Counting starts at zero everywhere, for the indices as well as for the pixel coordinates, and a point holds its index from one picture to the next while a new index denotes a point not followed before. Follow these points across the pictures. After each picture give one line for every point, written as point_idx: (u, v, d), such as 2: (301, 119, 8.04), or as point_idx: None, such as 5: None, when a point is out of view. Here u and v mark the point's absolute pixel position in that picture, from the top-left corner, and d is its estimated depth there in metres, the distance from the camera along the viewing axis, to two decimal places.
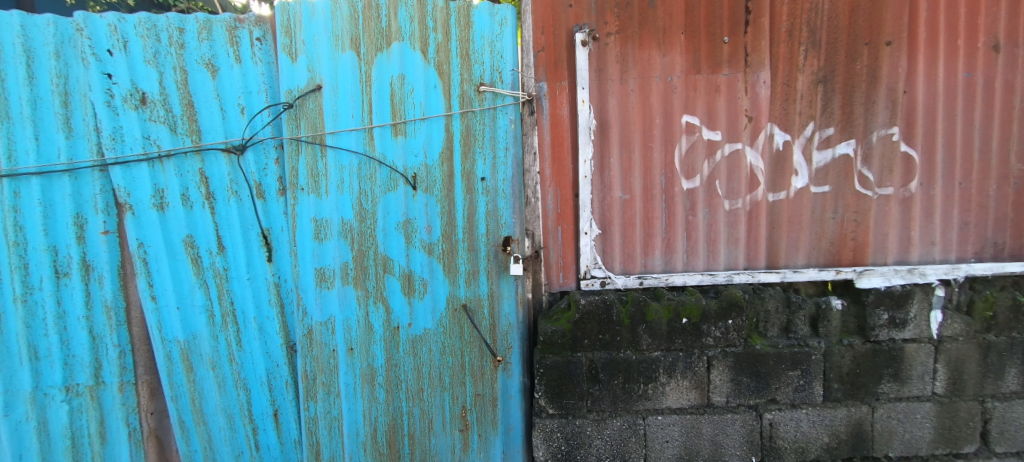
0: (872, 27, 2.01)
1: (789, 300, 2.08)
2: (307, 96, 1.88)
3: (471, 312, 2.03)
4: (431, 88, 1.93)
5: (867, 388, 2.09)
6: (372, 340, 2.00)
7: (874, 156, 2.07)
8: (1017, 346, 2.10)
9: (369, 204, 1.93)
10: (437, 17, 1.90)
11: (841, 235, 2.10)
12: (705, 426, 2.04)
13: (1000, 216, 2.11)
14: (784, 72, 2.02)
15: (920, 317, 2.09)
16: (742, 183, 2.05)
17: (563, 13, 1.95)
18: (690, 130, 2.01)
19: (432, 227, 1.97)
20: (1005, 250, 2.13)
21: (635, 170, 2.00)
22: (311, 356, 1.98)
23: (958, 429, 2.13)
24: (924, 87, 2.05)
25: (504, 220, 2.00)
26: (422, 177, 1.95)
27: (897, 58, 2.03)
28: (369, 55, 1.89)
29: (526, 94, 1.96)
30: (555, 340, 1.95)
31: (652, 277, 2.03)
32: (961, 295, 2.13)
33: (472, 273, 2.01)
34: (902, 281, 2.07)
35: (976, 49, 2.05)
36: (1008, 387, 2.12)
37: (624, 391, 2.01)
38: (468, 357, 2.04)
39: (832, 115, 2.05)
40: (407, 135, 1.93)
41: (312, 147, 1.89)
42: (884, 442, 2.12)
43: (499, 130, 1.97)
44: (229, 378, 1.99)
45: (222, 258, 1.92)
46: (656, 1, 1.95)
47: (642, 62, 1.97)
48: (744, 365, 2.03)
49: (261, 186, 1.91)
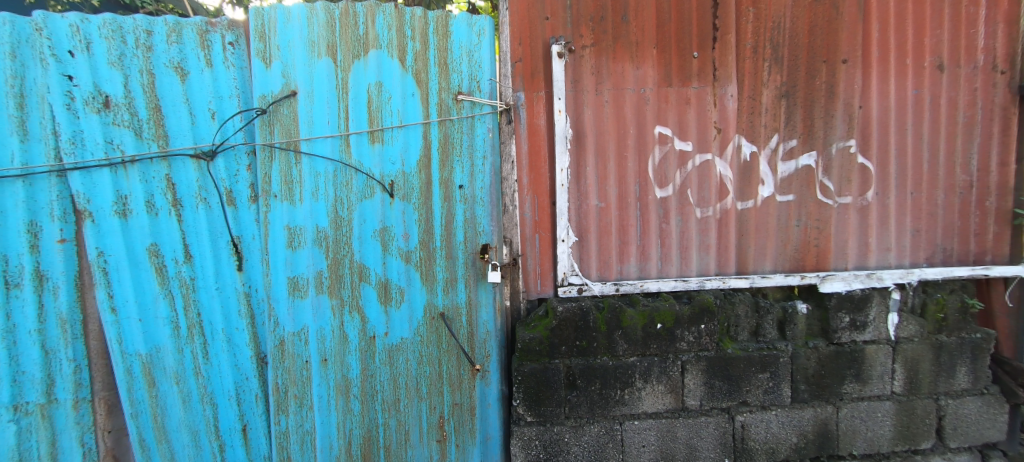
0: (829, 46, 2.13)
1: (758, 305, 2.15)
2: (281, 102, 1.85)
3: (449, 321, 2.01)
4: (409, 96, 1.93)
5: (832, 389, 2.18)
6: (347, 351, 1.96)
7: (834, 167, 2.19)
8: (966, 345, 2.23)
9: (345, 212, 1.91)
10: (415, 26, 1.91)
11: (805, 242, 2.20)
12: (680, 430, 2.08)
13: (948, 224, 2.26)
14: (749, 86, 2.11)
15: (879, 320, 2.20)
16: (712, 192, 2.12)
17: (540, 25, 1.99)
18: (663, 141, 2.08)
19: (409, 235, 1.95)
20: (953, 256, 2.28)
21: (610, 179, 2.05)
22: (283, 368, 1.93)
23: (915, 426, 2.24)
24: (877, 102, 2.18)
25: (482, 228, 2.01)
26: (399, 185, 1.94)
27: (852, 75, 2.16)
28: (346, 62, 1.88)
29: (504, 104, 1.99)
30: (533, 347, 1.96)
31: (628, 284, 2.06)
32: (915, 298, 2.25)
33: (450, 281, 2.00)
34: (861, 285, 2.17)
35: (923, 68, 2.20)
36: (959, 385, 2.25)
37: (602, 397, 2.03)
38: (445, 366, 2.03)
39: (794, 128, 2.16)
40: (385, 142, 1.92)
41: (286, 154, 1.86)
42: (849, 441, 2.21)
43: (477, 139, 1.98)
44: (195, 393, 1.91)
45: (189, 267, 1.85)
46: (628, 16, 2.02)
47: (616, 74, 2.03)
48: (717, 368, 2.08)
49: (231, 193, 1.86)
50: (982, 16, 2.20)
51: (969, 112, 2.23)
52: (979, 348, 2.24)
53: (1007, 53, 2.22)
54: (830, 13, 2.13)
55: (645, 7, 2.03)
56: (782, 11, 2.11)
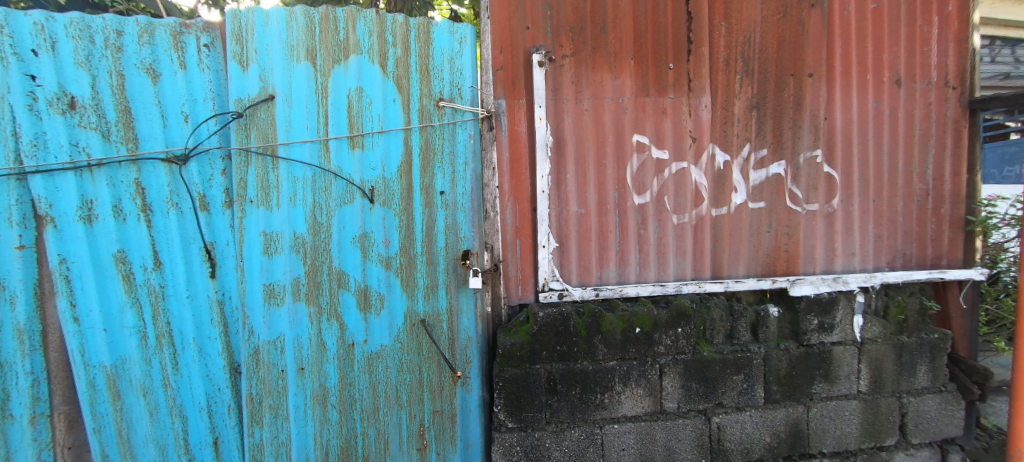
0: (796, 61, 2.24)
1: (732, 308, 2.21)
2: (258, 105, 1.81)
3: (430, 327, 2.00)
4: (389, 102, 1.92)
5: (802, 389, 2.25)
6: (325, 359, 1.92)
7: (802, 175, 2.28)
8: (925, 345, 2.34)
9: (324, 217, 1.88)
10: (396, 32, 1.91)
11: (776, 247, 2.28)
12: (658, 432, 2.11)
13: (907, 230, 2.38)
14: (722, 97, 2.19)
15: (845, 322, 2.29)
16: (688, 198, 2.18)
17: (520, 34, 2.02)
18: (641, 149, 2.13)
19: (389, 241, 1.94)
20: (912, 260, 2.40)
21: (590, 185, 2.08)
22: (257, 378, 1.87)
23: (881, 424, 2.33)
24: (841, 114, 2.30)
25: (463, 234, 2.01)
26: (379, 191, 1.92)
27: (818, 88, 2.26)
28: (326, 67, 1.86)
29: (485, 111, 2.00)
30: (514, 353, 1.97)
31: (608, 289, 2.09)
32: (879, 301, 2.36)
33: (431, 287, 1.99)
34: (828, 289, 2.26)
35: (883, 82, 2.32)
36: (919, 383, 2.36)
37: (582, 401, 2.05)
38: (426, 373, 2.01)
39: (765, 137, 2.24)
40: (365, 148, 1.90)
41: (262, 158, 1.82)
42: (819, 440, 2.29)
43: (459, 145, 1.99)
44: (163, 405, 1.83)
45: (159, 274, 1.78)
46: (607, 28, 2.08)
47: (595, 84, 2.08)
48: (693, 371, 2.13)
49: (204, 198, 1.81)
50: (934, 36, 2.36)
51: (925, 124, 2.37)
52: (937, 348, 2.36)
53: (957, 70, 2.38)
54: (796, 29, 2.23)
55: (622, 19, 2.08)
56: (752, 26, 2.20)
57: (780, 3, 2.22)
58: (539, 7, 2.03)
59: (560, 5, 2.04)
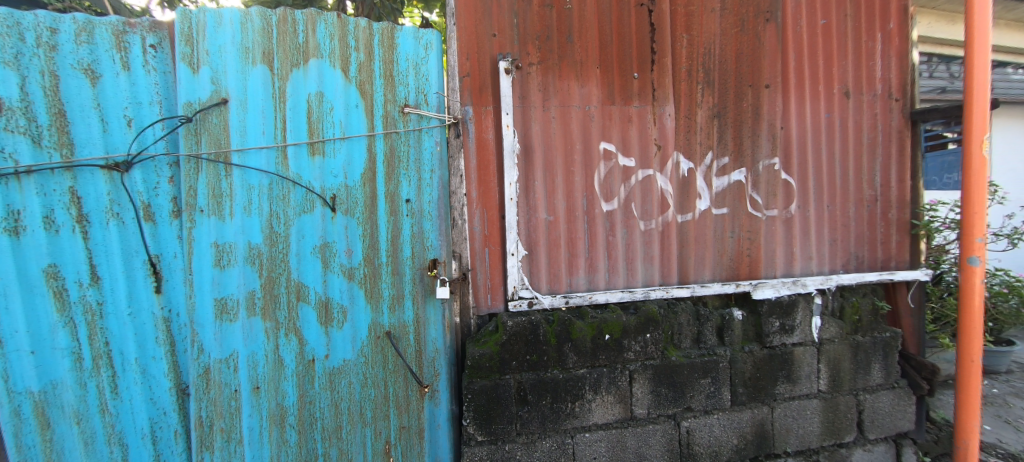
0: (753, 72, 2.32)
1: (699, 313, 2.24)
2: (210, 109, 1.72)
3: (396, 340, 1.94)
4: (352, 108, 1.87)
5: (766, 390, 2.31)
6: (282, 376, 1.82)
7: (761, 182, 2.35)
8: (878, 344, 2.45)
9: (281, 227, 1.80)
10: (359, 37, 1.87)
11: (738, 252, 2.34)
12: (629, 439, 2.11)
13: (859, 234, 2.50)
14: (685, 106, 2.25)
15: (805, 324, 2.36)
16: (654, 205, 2.21)
17: (486, 42, 2.01)
18: (608, 157, 2.15)
19: (352, 251, 1.87)
20: (864, 263, 2.52)
21: (558, 193, 2.08)
22: (207, 399, 1.75)
23: (840, 421, 2.41)
24: (796, 124, 2.39)
25: (430, 243, 1.96)
26: (341, 199, 1.85)
27: (775, 99, 2.36)
28: (284, 70, 1.79)
29: (452, 117, 1.97)
30: (483, 364, 1.92)
31: (577, 296, 2.08)
32: (835, 302, 2.46)
33: (397, 298, 1.93)
34: (788, 291, 2.33)
35: (833, 94, 2.44)
36: (874, 380, 2.47)
37: (553, 411, 2.02)
38: (392, 388, 1.94)
39: (726, 146, 2.31)
40: (326, 155, 1.84)
41: (214, 165, 1.73)
42: (783, 439, 2.34)
43: (424, 152, 1.95)
44: (100, 433, 1.69)
45: (96, 290, 1.65)
46: (573, 37, 2.10)
47: (562, 92, 2.09)
48: (662, 377, 2.14)
49: (149, 208, 1.69)
50: (878, 51, 2.50)
51: (872, 134, 2.50)
52: (889, 346, 2.47)
53: (899, 83, 2.53)
54: (753, 42, 2.32)
55: (588, 28, 2.11)
56: (712, 38, 2.28)
57: (737, 17, 2.30)
58: (505, 14, 2.02)
59: (526, 13, 2.05)
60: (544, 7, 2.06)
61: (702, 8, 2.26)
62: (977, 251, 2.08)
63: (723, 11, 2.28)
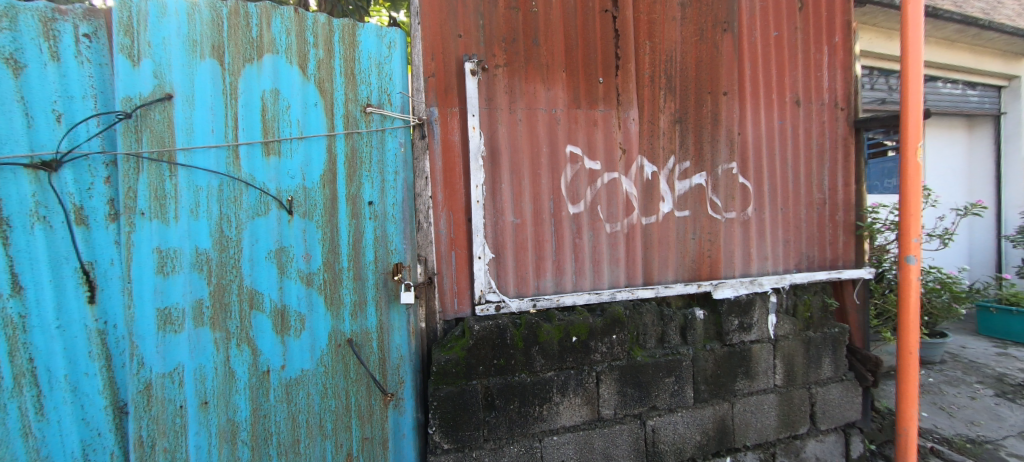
0: (712, 80, 2.40)
1: (663, 313, 2.28)
2: (152, 105, 1.60)
3: (358, 347, 1.87)
4: (310, 106, 1.79)
5: (726, 386, 2.38)
6: (234, 390, 1.72)
7: (720, 186, 2.43)
8: (828, 339, 2.58)
9: (232, 231, 1.70)
10: (318, 33, 1.80)
11: (700, 253, 2.40)
12: (596, 440, 2.12)
13: (810, 235, 2.63)
14: (648, 111, 2.29)
15: (762, 322, 2.45)
16: (620, 207, 2.24)
17: (452, 42, 1.97)
18: (574, 160, 2.16)
19: (310, 255, 1.79)
20: (815, 262, 2.65)
21: (525, 195, 2.07)
22: (148, 417, 1.62)
23: (794, 414, 2.52)
24: (752, 130, 2.49)
25: (394, 247, 1.91)
26: (299, 201, 1.77)
27: (732, 106, 2.44)
28: (235, 66, 1.70)
29: (416, 118, 1.92)
30: (449, 370, 1.88)
31: (545, 299, 2.07)
32: (789, 300, 2.56)
33: (359, 304, 1.86)
34: (746, 291, 2.41)
35: (785, 102, 2.56)
36: (825, 373, 2.59)
37: (521, 415, 2.00)
38: (354, 397, 1.87)
39: (687, 150, 2.37)
40: (282, 155, 1.75)
41: (157, 165, 1.61)
42: (743, 434, 2.41)
43: (388, 154, 1.89)
44: (22, 460, 1.53)
45: (18, 302, 1.50)
46: (539, 40, 2.10)
47: (529, 95, 2.08)
48: (628, 377, 2.17)
49: (82, 211, 1.55)
50: (825, 63, 2.65)
51: (821, 140, 2.64)
52: (838, 341, 2.61)
53: (844, 93, 2.69)
54: (711, 51, 2.40)
55: (554, 32, 2.12)
56: (673, 46, 2.33)
57: (697, 26, 2.37)
58: (471, 15, 2.00)
59: (492, 15, 2.03)
60: (509, 9, 2.05)
61: (663, 17, 2.31)
62: (914, 250, 2.22)
63: (683, 20, 2.35)
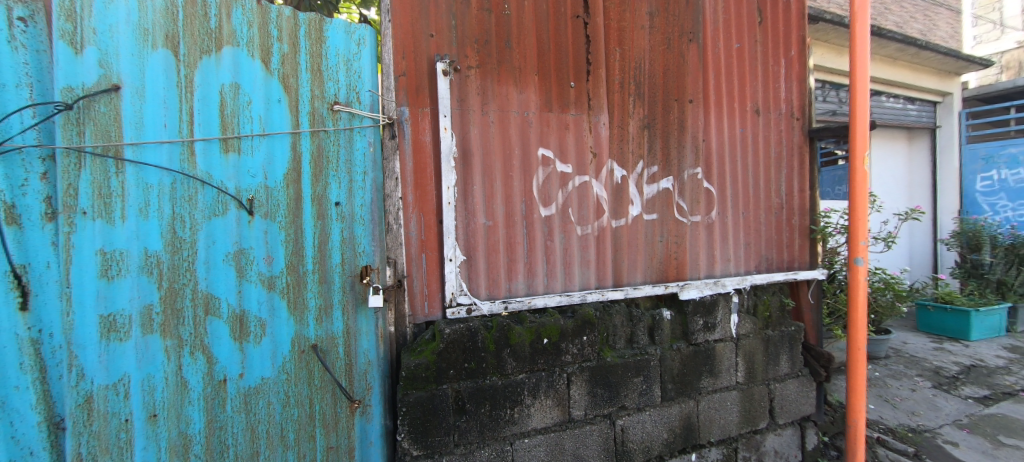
0: (679, 88, 2.47)
1: (632, 314, 2.31)
2: (97, 96, 1.49)
3: (323, 353, 1.81)
4: (274, 102, 1.72)
5: (692, 384, 2.44)
6: (186, 401, 1.61)
7: (686, 190, 2.50)
8: (785, 337, 2.69)
9: (186, 232, 1.60)
10: (283, 27, 1.73)
11: (667, 256, 2.46)
12: (567, 441, 2.12)
13: (769, 238, 2.74)
14: (618, 116, 2.33)
15: (725, 321, 2.53)
16: (590, 210, 2.26)
17: (424, 42, 1.93)
18: (546, 163, 2.16)
19: (272, 258, 1.72)
20: (774, 264, 2.77)
21: (497, 198, 2.06)
22: (88, 433, 1.49)
23: (755, 410, 2.62)
24: (716, 137, 2.57)
25: (362, 249, 1.86)
26: (260, 201, 1.70)
27: (697, 114, 2.52)
28: (191, 57, 1.61)
29: (386, 117, 1.88)
30: (419, 374, 1.84)
31: (516, 301, 2.06)
32: (750, 300, 2.66)
33: (324, 309, 1.80)
34: (710, 291, 2.49)
35: (746, 111, 2.67)
36: (783, 369, 2.71)
37: (491, 419, 1.98)
38: (318, 405, 1.80)
39: (655, 156, 2.42)
40: (242, 152, 1.67)
41: (102, 160, 1.49)
42: (707, 430, 2.48)
43: (356, 153, 1.84)
44: None
45: None
46: (512, 43, 2.09)
47: (501, 97, 2.07)
48: (598, 377, 2.19)
49: (13, 210, 1.42)
50: (782, 75, 2.78)
51: (779, 148, 2.77)
52: (795, 339, 2.73)
53: (799, 104, 2.84)
54: (678, 60, 2.47)
55: (526, 36, 2.12)
56: (642, 54, 2.38)
57: (664, 35, 2.43)
58: (443, 15, 1.97)
59: (464, 16, 2.00)
60: (482, 11, 2.03)
61: (632, 25, 2.36)
62: (862, 252, 2.35)
63: (652, 29, 2.40)
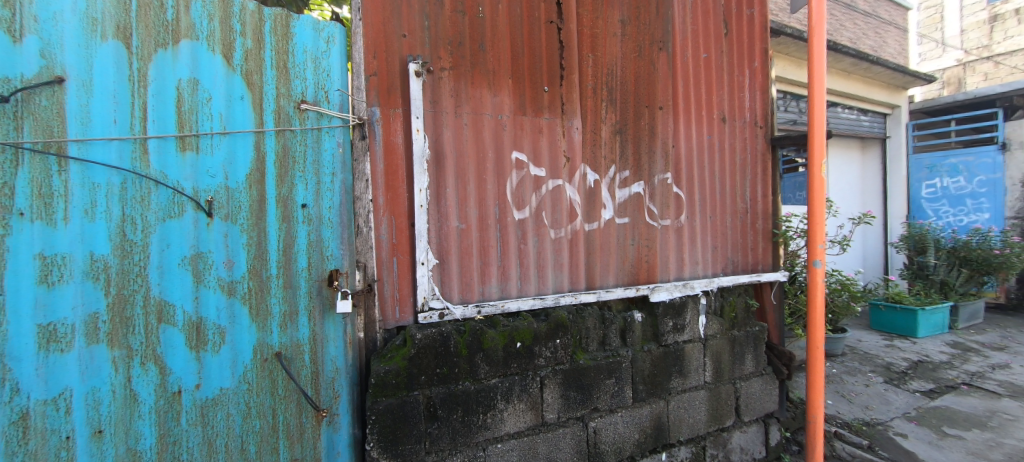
0: (649, 95, 2.52)
1: (604, 317, 2.33)
2: (37, 89, 1.38)
3: (287, 361, 1.74)
4: (236, 100, 1.65)
5: (662, 385, 2.48)
6: (136, 415, 1.51)
7: (657, 195, 2.55)
8: (750, 337, 2.78)
9: (137, 235, 1.51)
10: (246, 21, 1.67)
11: (638, 259, 2.50)
12: (540, 445, 2.12)
13: (735, 241, 2.83)
14: (590, 121, 2.35)
15: (693, 322, 2.59)
16: (564, 214, 2.27)
17: (396, 41, 1.89)
18: (520, 166, 2.16)
19: (232, 262, 1.64)
20: (739, 266, 2.85)
21: (470, 201, 2.03)
22: (24, 453, 1.37)
23: (722, 408, 2.68)
24: (685, 143, 2.64)
25: (330, 253, 1.80)
26: (220, 203, 1.62)
27: (667, 121, 2.58)
28: (145, 50, 1.52)
29: (356, 118, 1.83)
30: (389, 381, 1.79)
31: (490, 305, 2.04)
32: (717, 302, 2.73)
33: (289, 315, 1.73)
34: (680, 293, 2.54)
35: (713, 119, 2.75)
36: (748, 368, 2.79)
37: (464, 425, 1.95)
38: (282, 416, 1.73)
39: (627, 161, 2.46)
40: (200, 151, 1.59)
41: (42, 157, 1.39)
42: (677, 430, 2.52)
43: (324, 154, 1.79)
44: None
45: None
46: (485, 45, 2.08)
47: (474, 99, 2.05)
48: (571, 380, 2.19)
49: None
50: (746, 85, 2.88)
51: (743, 155, 2.86)
52: (758, 338, 2.82)
53: (762, 113, 2.95)
54: (649, 67, 2.52)
55: (500, 39, 2.11)
56: (614, 60, 2.42)
57: (635, 43, 2.48)
58: (416, 15, 1.93)
59: (438, 17, 1.98)
60: (456, 13, 2.01)
61: (605, 32, 2.39)
62: (820, 255, 2.45)
63: (623, 37, 2.44)
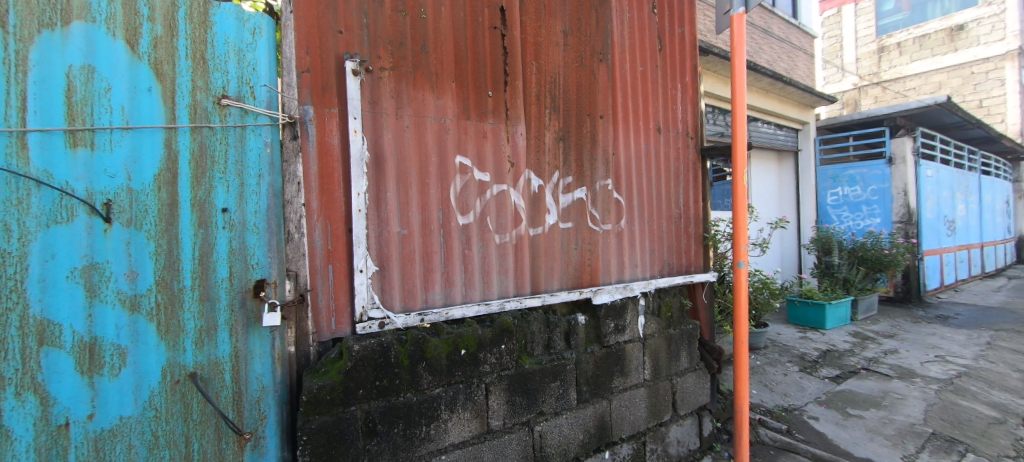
0: (590, 104, 2.58)
1: (549, 321, 2.34)
2: None
3: (204, 382, 1.56)
4: (141, 90, 1.47)
5: (605, 385, 2.53)
6: (9, 455, 1.29)
7: (598, 201, 2.61)
8: (684, 335, 2.93)
9: (12, 243, 1.29)
10: (155, 5, 1.49)
11: (581, 263, 2.54)
12: (485, 453, 2.07)
13: (671, 245, 2.97)
14: (534, 127, 2.37)
15: (633, 323, 2.68)
16: (508, 219, 2.26)
17: (331, 38, 1.78)
18: (464, 171, 2.12)
19: (136, 273, 1.46)
20: (674, 268, 3.00)
21: (412, 205, 1.96)
22: None
23: (660, 404, 2.79)
24: (624, 151, 2.73)
25: (255, 262, 1.66)
26: (120, 206, 1.43)
27: (608, 129, 2.66)
28: (24, 29, 1.32)
29: (286, 116, 1.70)
30: (322, 398, 1.66)
31: (434, 313, 1.97)
32: (654, 302, 2.84)
33: (206, 331, 1.56)
34: (620, 295, 2.61)
35: (650, 129, 2.87)
36: (683, 364, 2.93)
37: (405, 438, 1.87)
38: (197, 443, 1.56)
39: (569, 167, 2.50)
40: (95, 148, 1.40)
41: None
42: (619, 428, 2.59)
43: (248, 153, 1.65)
44: None
45: None
46: (428, 47, 2.03)
47: (416, 102, 1.99)
48: (516, 385, 2.17)
49: None
50: (679, 98, 3.05)
51: (677, 164, 3.02)
52: (692, 336, 2.97)
53: (693, 124, 3.13)
54: (590, 78, 2.58)
55: (443, 42, 2.07)
56: (557, 69, 2.45)
57: (577, 53, 2.54)
58: (353, 12, 1.83)
59: (377, 15, 1.89)
60: (396, 12, 1.94)
61: (548, 41, 2.42)
62: (743, 257, 2.63)
63: (566, 47, 2.49)
